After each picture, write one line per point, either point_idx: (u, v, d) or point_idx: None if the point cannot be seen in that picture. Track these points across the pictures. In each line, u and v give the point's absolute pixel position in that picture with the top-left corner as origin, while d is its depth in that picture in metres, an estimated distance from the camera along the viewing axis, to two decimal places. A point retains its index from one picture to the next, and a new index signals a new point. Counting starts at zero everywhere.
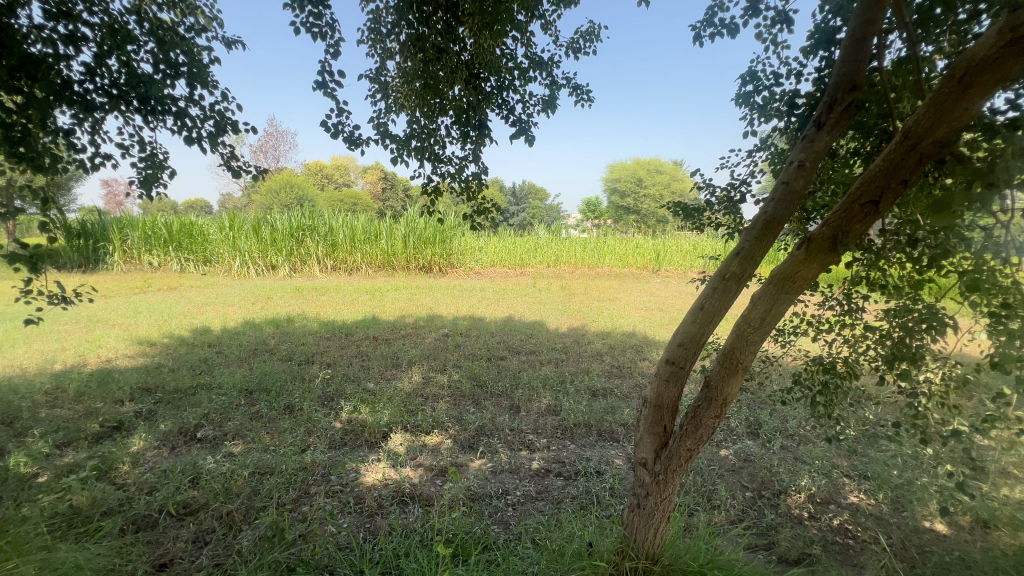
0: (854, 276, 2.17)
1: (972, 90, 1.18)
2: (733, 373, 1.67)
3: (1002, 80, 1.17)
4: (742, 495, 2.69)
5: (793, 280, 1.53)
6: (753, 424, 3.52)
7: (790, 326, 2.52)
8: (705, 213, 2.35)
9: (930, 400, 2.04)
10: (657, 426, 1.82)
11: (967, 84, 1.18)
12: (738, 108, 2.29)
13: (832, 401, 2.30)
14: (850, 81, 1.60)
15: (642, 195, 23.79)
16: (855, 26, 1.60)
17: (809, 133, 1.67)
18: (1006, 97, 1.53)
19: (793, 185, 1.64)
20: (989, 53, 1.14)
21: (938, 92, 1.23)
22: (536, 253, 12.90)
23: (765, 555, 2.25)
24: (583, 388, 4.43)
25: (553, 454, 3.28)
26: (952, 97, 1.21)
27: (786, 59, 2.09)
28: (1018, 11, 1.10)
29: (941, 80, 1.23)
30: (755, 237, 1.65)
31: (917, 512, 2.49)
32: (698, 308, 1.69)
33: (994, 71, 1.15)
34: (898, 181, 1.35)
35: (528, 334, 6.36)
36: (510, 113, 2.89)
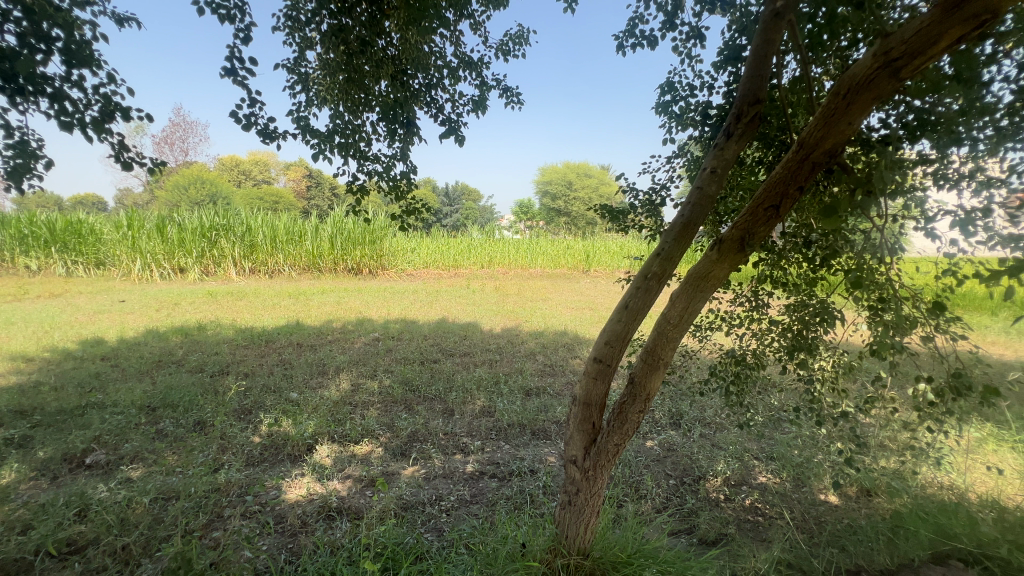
0: (761, 275, 2.37)
1: (853, 107, 1.30)
2: (655, 369, 1.74)
3: (876, 100, 1.31)
4: (666, 483, 2.85)
5: (706, 279, 1.62)
6: (674, 416, 3.76)
7: (706, 321, 2.70)
8: (630, 216, 2.46)
9: (823, 385, 2.29)
10: (587, 423, 1.86)
11: (849, 102, 1.31)
12: (658, 115, 2.42)
13: (743, 390, 2.51)
14: (754, 96, 1.73)
15: (571, 197, 24.52)
16: (758, 46, 1.74)
17: (720, 141, 1.78)
18: (879, 116, 1.74)
19: (706, 190, 1.75)
20: (867, 73, 1.26)
21: (826, 107, 1.34)
22: (470, 253, 12.85)
23: (686, 539, 2.39)
24: (517, 388, 4.46)
25: (488, 456, 3.27)
26: (837, 112, 1.33)
27: (699, 73, 2.25)
28: (888, 37, 1.23)
29: (828, 96, 1.35)
30: (674, 238, 1.74)
31: (814, 487, 2.76)
32: (623, 307, 1.75)
33: (870, 91, 1.28)
34: (795, 188, 1.47)
35: (462, 336, 6.31)
36: (440, 112, 2.85)
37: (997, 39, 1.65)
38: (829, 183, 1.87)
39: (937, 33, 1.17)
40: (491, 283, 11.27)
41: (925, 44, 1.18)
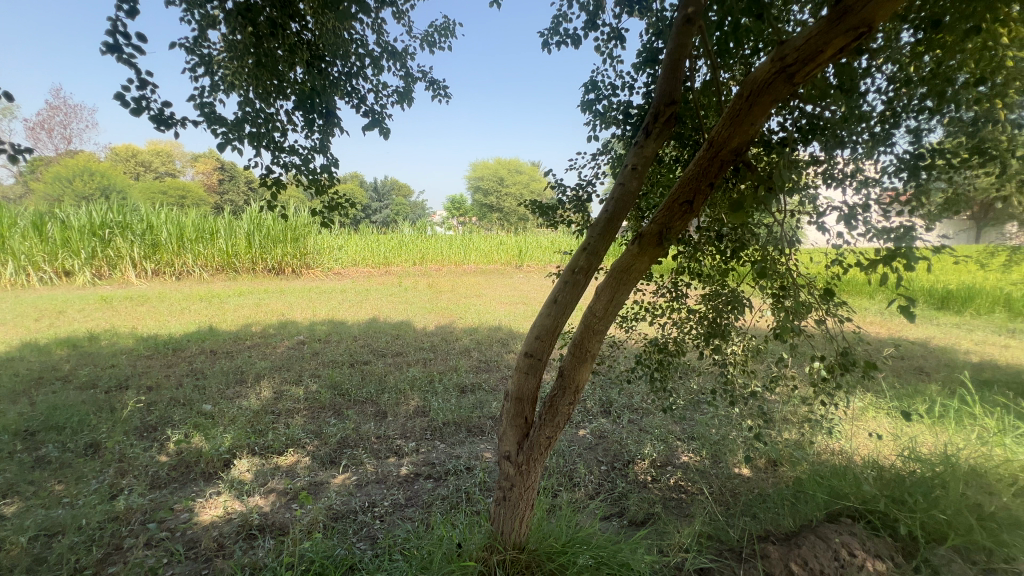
0: (680, 267, 2.53)
1: (755, 109, 1.38)
2: (583, 361, 1.76)
3: (774, 103, 1.40)
4: (598, 470, 2.99)
5: (628, 273, 1.67)
6: (605, 404, 3.94)
7: (632, 312, 2.85)
8: (559, 211, 2.51)
9: (735, 368, 2.51)
10: (519, 417, 1.85)
11: (751, 104, 1.39)
12: (583, 113, 2.49)
13: (666, 375, 2.68)
14: (669, 97, 1.81)
15: (503, 193, 24.66)
16: (672, 49, 1.82)
17: (640, 139, 1.85)
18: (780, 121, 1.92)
19: (628, 186, 1.81)
20: (766, 77, 1.35)
21: (731, 109, 1.42)
22: (401, 250, 12.51)
23: (617, 522, 2.50)
24: (452, 385, 4.42)
25: (423, 457, 3.21)
26: (741, 113, 1.41)
27: (620, 73, 2.33)
28: (783, 44, 1.32)
29: (733, 98, 1.43)
30: (599, 234, 1.79)
31: (730, 461, 3.00)
32: (553, 301, 1.77)
33: (769, 94, 1.36)
34: (706, 184, 1.55)
35: (394, 335, 6.13)
36: (362, 102, 2.72)
37: (870, 55, 1.88)
38: (736, 180, 2.02)
39: (823, 43, 1.26)
40: (424, 280, 11.05)
41: (814, 52, 1.27)
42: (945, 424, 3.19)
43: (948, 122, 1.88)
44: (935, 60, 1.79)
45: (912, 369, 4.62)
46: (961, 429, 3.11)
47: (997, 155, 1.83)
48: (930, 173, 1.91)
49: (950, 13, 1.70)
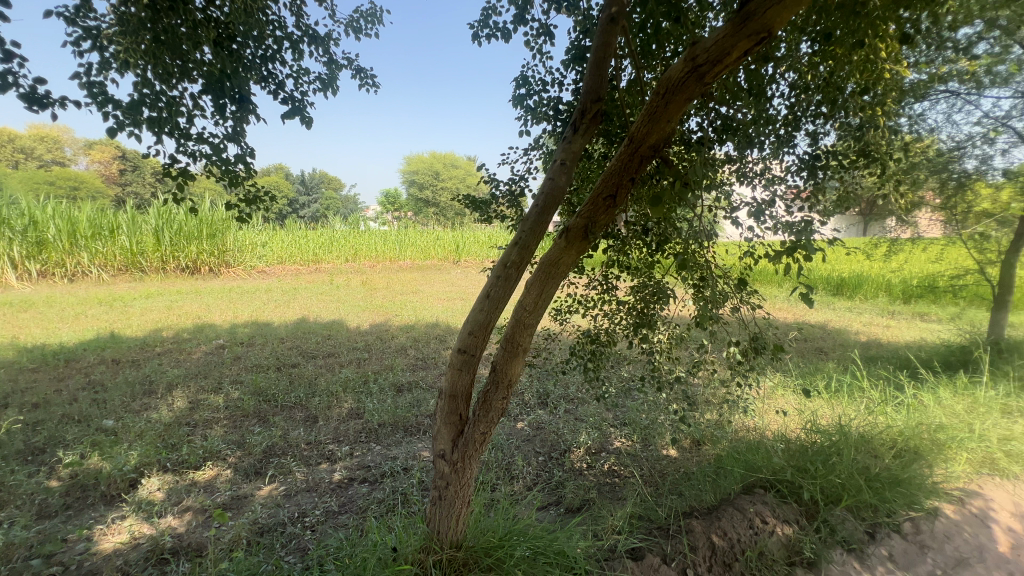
0: (610, 260, 2.62)
1: (670, 106, 1.43)
2: (515, 355, 1.75)
3: (688, 101, 1.45)
4: (535, 461, 3.07)
5: (556, 266, 1.68)
6: (542, 395, 4.03)
7: (565, 305, 2.93)
8: (492, 206, 2.51)
9: (661, 355, 2.65)
10: (453, 415, 1.82)
11: (667, 102, 1.44)
12: (515, 108, 2.50)
13: (598, 366, 2.77)
14: (596, 95, 1.85)
15: (439, 187, 24.30)
16: (597, 47, 1.86)
17: (568, 135, 1.88)
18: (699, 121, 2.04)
19: (557, 181, 1.83)
20: (679, 76, 1.40)
21: (649, 106, 1.46)
22: (332, 246, 11.94)
23: (555, 511, 2.56)
24: (388, 385, 4.30)
25: (358, 460, 3.09)
26: (658, 111, 1.45)
27: (550, 69, 2.36)
28: (694, 44, 1.37)
29: (651, 95, 1.47)
30: (530, 228, 1.80)
31: (658, 444, 3.17)
32: (485, 296, 1.76)
33: (682, 92, 1.41)
34: (627, 179, 1.60)
35: (326, 335, 5.85)
36: (280, 88, 2.54)
37: (774, 62, 2.04)
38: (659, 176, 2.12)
39: (730, 45, 1.32)
40: (357, 277, 10.64)
41: (722, 54, 1.33)
42: (839, 397, 3.57)
43: (839, 127, 2.10)
44: (828, 70, 1.98)
45: (813, 349, 5.13)
46: (852, 401, 3.50)
47: (878, 157, 2.07)
48: (826, 172, 2.12)
49: (840, 28, 1.89)
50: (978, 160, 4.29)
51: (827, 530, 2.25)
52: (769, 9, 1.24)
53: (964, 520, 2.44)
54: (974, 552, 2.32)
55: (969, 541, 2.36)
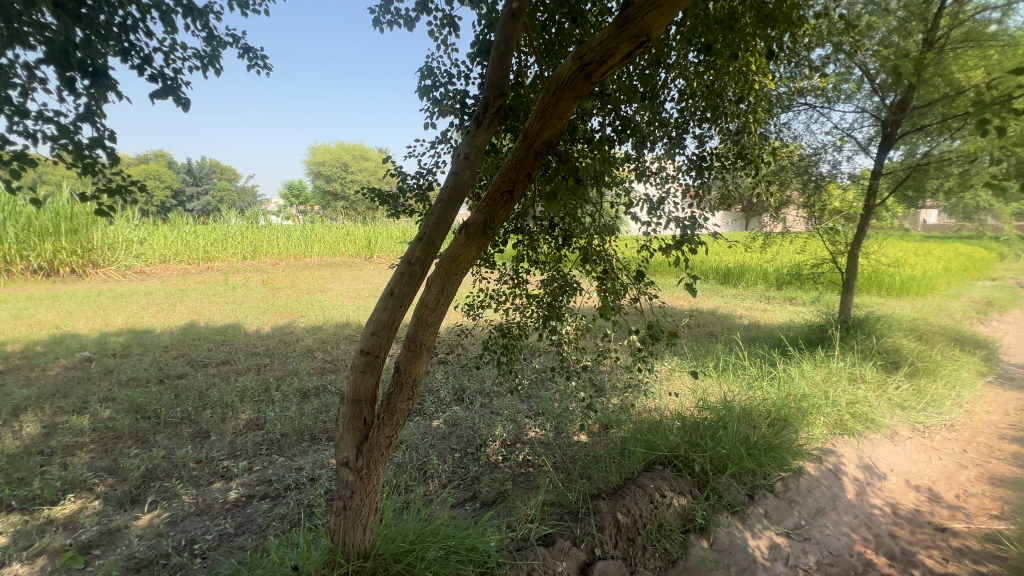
0: (520, 255, 2.67)
1: (561, 103, 1.46)
2: (419, 355, 1.69)
3: (578, 99, 1.49)
4: (451, 458, 3.06)
5: (457, 261, 1.64)
6: (458, 391, 4.01)
7: (478, 300, 2.94)
8: (400, 200, 2.43)
9: (569, 346, 2.76)
10: (357, 420, 1.72)
11: (557, 99, 1.47)
12: (420, 100, 2.44)
13: (511, 359, 2.82)
14: (499, 90, 1.85)
15: (349, 179, 23.11)
16: (499, 41, 1.86)
17: (471, 129, 1.86)
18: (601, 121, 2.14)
19: (462, 175, 1.80)
20: (568, 74, 1.42)
21: (541, 103, 1.49)
22: (226, 243, 10.84)
23: (470, 506, 2.56)
24: (293, 391, 4.01)
25: (258, 475, 2.85)
26: (549, 108, 1.48)
27: (455, 62, 2.33)
28: (581, 43, 1.41)
29: (543, 92, 1.49)
30: (435, 223, 1.76)
31: (569, 431, 3.30)
32: (388, 294, 1.69)
33: (571, 90, 1.44)
34: (524, 174, 1.61)
35: (220, 341, 5.30)
36: (148, 63, 2.23)
37: (665, 68, 2.19)
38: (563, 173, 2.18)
39: (612, 47, 1.37)
40: (258, 277, 9.79)
41: (605, 55, 1.37)
42: (726, 375, 3.98)
43: (721, 132, 2.31)
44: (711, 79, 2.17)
45: (704, 333, 5.67)
46: (736, 377, 3.92)
47: (752, 160, 2.31)
48: (710, 173, 2.33)
49: (720, 40, 2.08)
50: (830, 166, 5.00)
51: (716, 497, 2.49)
52: (647, 14, 1.30)
53: (822, 475, 2.85)
54: (829, 502, 2.72)
55: (826, 492, 2.76)
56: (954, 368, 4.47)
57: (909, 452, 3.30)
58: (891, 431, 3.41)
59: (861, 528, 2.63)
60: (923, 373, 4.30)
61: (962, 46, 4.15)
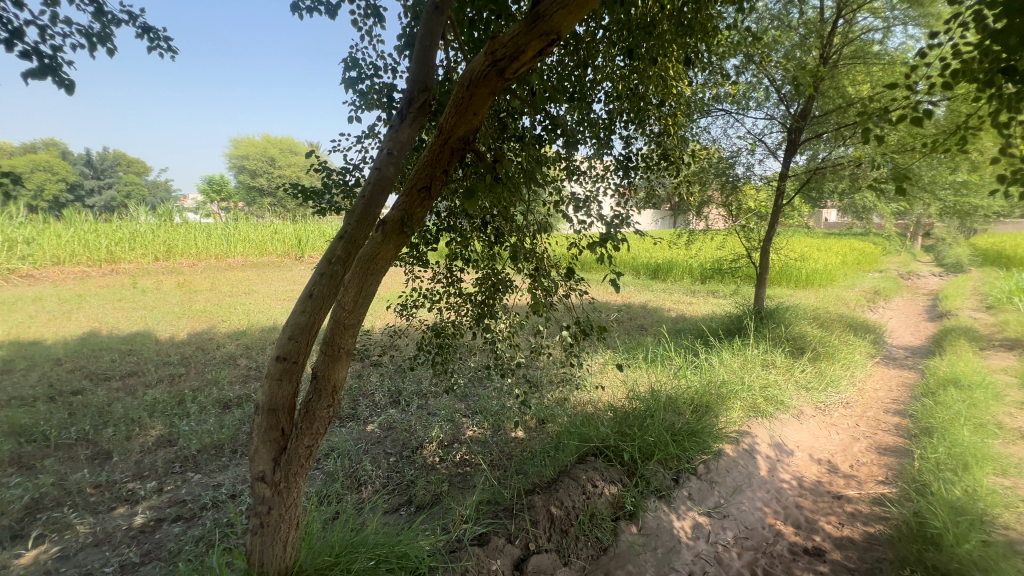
0: (453, 253, 2.63)
1: (475, 98, 1.42)
2: (338, 358, 1.61)
3: (493, 95, 1.46)
4: (386, 463, 2.97)
5: (375, 260, 1.57)
6: (394, 393, 3.90)
7: (412, 300, 2.87)
8: (325, 197, 2.32)
9: (504, 343, 2.76)
10: (274, 430, 1.60)
11: (471, 95, 1.44)
12: (345, 92, 2.38)
13: (446, 359, 2.77)
14: (424, 85, 1.80)
15: (276, 174, 21.78)
16: (422, 35, 1.81)
17: (395, 124, 1.80)
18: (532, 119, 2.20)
19: (385, 171, 1.73)
20: (481, 69, 1.39)
21: (455, 99, 1.45)
22: (135, 241, 9.78)
23: (405, 511, 2.50)
24: (211, 401, 3.71)
25: (169, 496, 2.61)
26: (463, 104, 1.45)
27: (382, 54, 2.30)
28: (494, 39, 1.38)
29: (457, 87, 1.46)
30: (357, 220, 1.67)
31: (507, 427, 3.32)
32: (307, 295, 1.58)
33: (485, 86, 1.41)
34: (441, 171, 1.55)
35: (125, 350, 4.80)
36: (18, 37, 1.94)
37: (593, 71, 2.26)
38: None
39: (524, 43, 1.35)
40: (172, 279, 8.97)
41: (516, 52, 1.35)
42: (655, 366, 4.18)
43: (647, 134, 2.41)
44: (635, 83, 2.27)
45: (635, 326, 5.94)
46: (664, 367, 4.12)
47: (674, 162, 2.44)
48: (636, 173, 2.43)
49: (643, 47, 2.17)
50: (744, 168, 5.39)
51: (644, 483, 2.60)
52: (556, 12, 1.30)
53: (738, 455, 3.06)
54: (745, 480, 2.93)
55: (742, 471, 2.97)
56: (848, 351, 5.00)
57: (812, 429, 3.64)
58: (797, 410, 3.74)
59: (772, 502, 2.88)
60: (824, 357, 4.76)
61: (852, 62, 4.60)
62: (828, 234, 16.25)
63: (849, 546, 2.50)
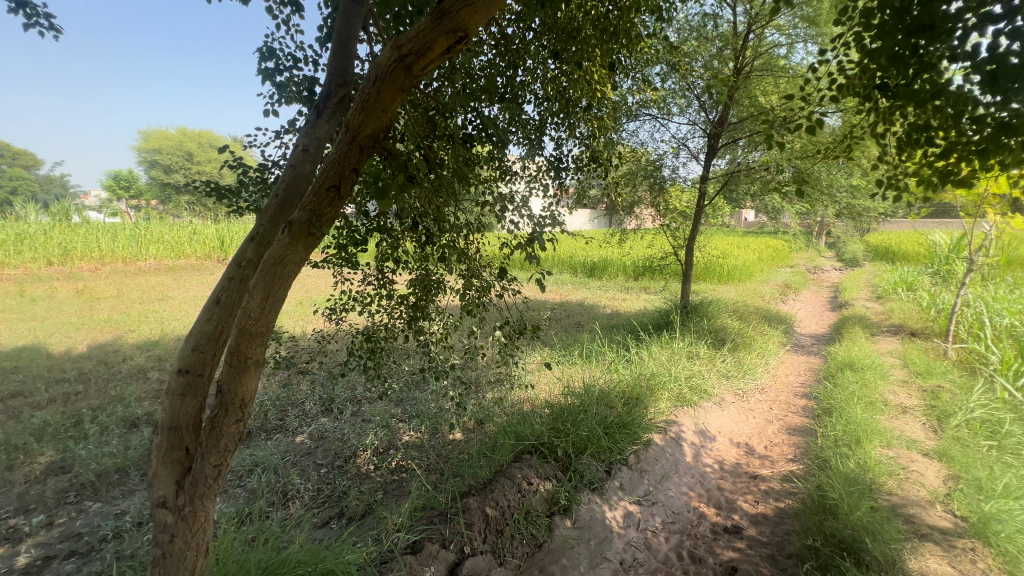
0: (384, 253, 2.55)
1: (382, 95, 1.27)
2: (244, 371, 1.38)
3: (404, 92, 1.32)
4: (316, 475, 2.83)
5: (282, 264, 1.32)
6: (326, 401, 3.72)
7: (341, 303, 2.75)
8: (241, 195, 2.17)
9: (438, 345, 2.70)
10: (176, 450, 1.47)
11: (379, 90, 1.29)
12: (261, 84, 2.24)
13: (378, 363, 2.68)
14: (341, 79, 1.73)
15: (193, 170, 20.09)
16: (339, 29, 1.73)
17: (312, 120, 1.71)
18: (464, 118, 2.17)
19: (301, 168, 1.64)
20: (387, 65, 1.26)
21: (361, 94, 1.30)
22: (22, 243, 8.58)
23: (337, 524, 2.39)
24: (116, 420, 3.35)
25: (62, 529, 2.32)
26: (370, 100, 1.29)
27: (301, 45, 2.19)
28: (400, 34, 1.26)
29: (363, 82, 1.31)
30: (270, 221, 1.58)
31: (445, 430, 3.27)
32: (214, 302, 1.49)
33: (392, 83, 1.27)
34: (352, 169, 1.34)
35: (8, 367, 4.22)
36: None
37: (524, 72, 2.28)
38: None
39: (431, 39, 1.24)
40: (70, 286, 8.01)
41: (424, 48, 1.24)
42: (590, 361, 4.29)
43: (578, 136, 2.48)
44: (565, 87, 2.31)
45: (573, 323, 6.07)
46: (599, 363, 4.24)
47: (603, 164, 2.52)
48: (567, 174, 2.49)
49: (572, 52, 2.22)
50: (671, 170, 5.67)
51: (578, 477, 2.66)
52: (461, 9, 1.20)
53: (666, 443, 3.21)
54: (672, 466, 3.08)
55: (670, 458, 3.13)
56: (764, 340, 5.42)
57: (732, 414, 3.90)
58: (719, 398, 3.99)
59: (697, 486, 3.06)
60: (742, 347, 5.13)
61: (761, 74, 4.92)
62: (746, 233, 17.55)
63: (763, 521, 2.71)
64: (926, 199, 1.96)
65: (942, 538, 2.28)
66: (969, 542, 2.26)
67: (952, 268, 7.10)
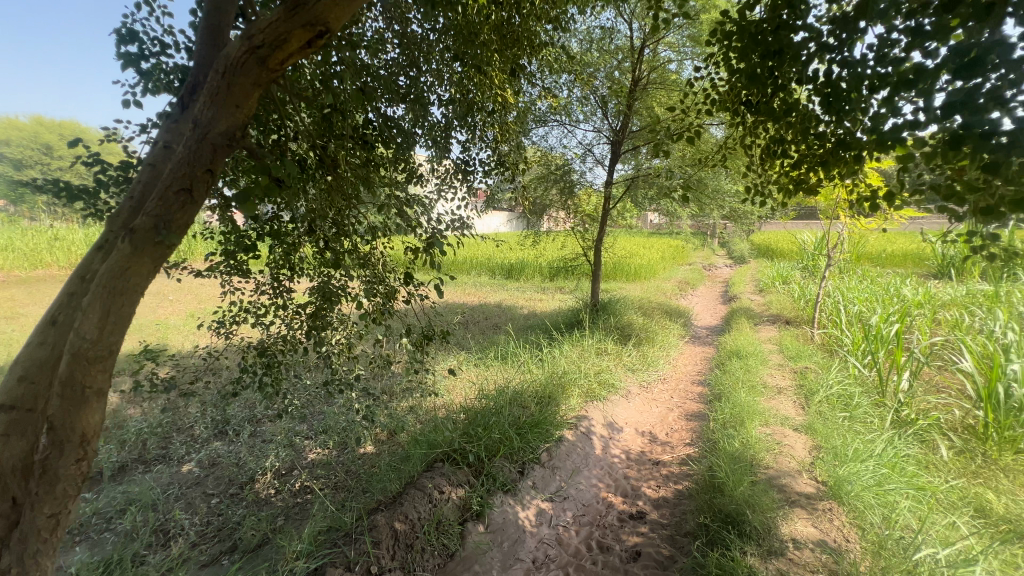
0: (278, 260, 2.35)
1: (234, 88, 1.18)
2: (82, 404, 1.20)
3: (260, 86, 1.23)
4: (205, 507, 2.54)
5: (123, 277, 1.15)
6: (219, 424, 3.36)
7: (231, 315, 2.50)
8: (98, 196, 1.89)
9: (343, 356, 2.55)
10: None
11: (231, 84, 1.19)
12: (121, 69, 1.96)
13: (275, 379, 2.46)
14: (211, 70, 1.56)
15: None
16: (207, 14, 1.57)
17: (175, 114, 1.53)
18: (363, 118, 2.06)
19: (160, 168, 1.46)
20: (238, 57, 1.17)
21: (211, 88, 1.19)
22: None
23: (228, 559, 2.16)
24: None
25: None
26: (221, 94, 1.19)
27: (168, 28, 1.94)
28: (250, 23, 1.17)
29: (211, 74, 1.20)
30: (122, 227, 1.39)
31: (354, 444, 3.10)
32: (48, 322, 1.28)
33: (244, 76, 1.18)
34: (204, 169, 1.22)
35: None
36: None
37: (429, 73, 2.22)
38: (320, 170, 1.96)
39: (285, 31, 1.16)
40: None
41: (278, 40, 1.16)
42: (505, 363, 4.31)
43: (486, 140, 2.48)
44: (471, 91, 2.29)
45: (489, 326, 6.08)
46: (514, 364, 4.28)
47: (511, 169, 2.54)
48: (476, 178, 2.48)
49: (478, 56, 2.21)
50: (579, 174, 5.90)
51: (490, 480, 2.66)
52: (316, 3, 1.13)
53: (577, 438, 3.31)
54: (583, 460, 3.19)
55: (580, 453, 3.23)
56: (665, 334, 5.82)
57: (637, 405, 4.14)
58: (625, 390, 4.21)
59: (605, 477, 3.20)
60: (646, 341, 5.47)
61: (656, 86, 5.29)
62: (651, 234, 18.81)
63: (663, 504, 2.91)
64: (785, 204, 2.22)
65: (806, 502, 2.60)
66: (828, 503, 2.59)
67: (816, 264, 8.15)
